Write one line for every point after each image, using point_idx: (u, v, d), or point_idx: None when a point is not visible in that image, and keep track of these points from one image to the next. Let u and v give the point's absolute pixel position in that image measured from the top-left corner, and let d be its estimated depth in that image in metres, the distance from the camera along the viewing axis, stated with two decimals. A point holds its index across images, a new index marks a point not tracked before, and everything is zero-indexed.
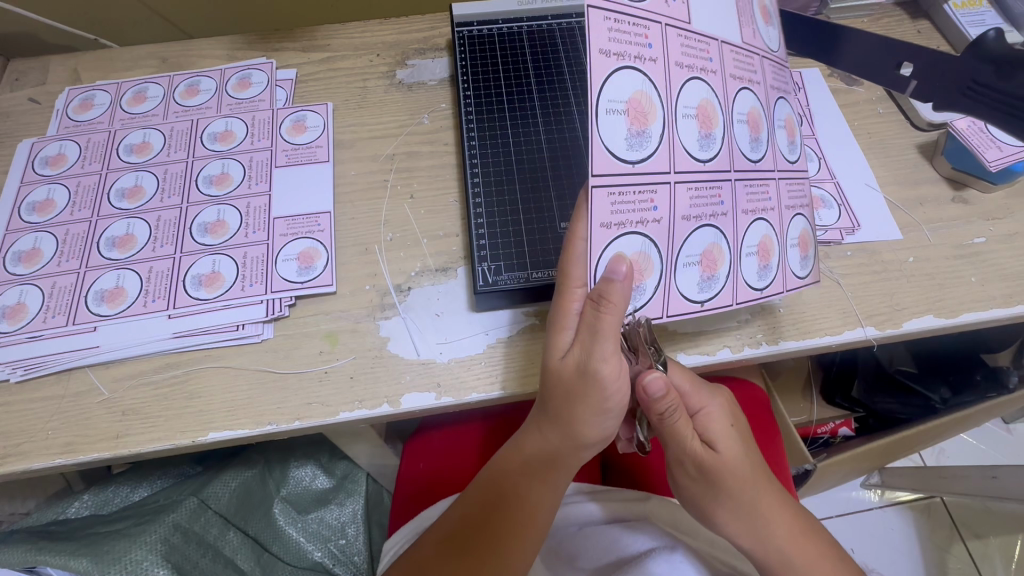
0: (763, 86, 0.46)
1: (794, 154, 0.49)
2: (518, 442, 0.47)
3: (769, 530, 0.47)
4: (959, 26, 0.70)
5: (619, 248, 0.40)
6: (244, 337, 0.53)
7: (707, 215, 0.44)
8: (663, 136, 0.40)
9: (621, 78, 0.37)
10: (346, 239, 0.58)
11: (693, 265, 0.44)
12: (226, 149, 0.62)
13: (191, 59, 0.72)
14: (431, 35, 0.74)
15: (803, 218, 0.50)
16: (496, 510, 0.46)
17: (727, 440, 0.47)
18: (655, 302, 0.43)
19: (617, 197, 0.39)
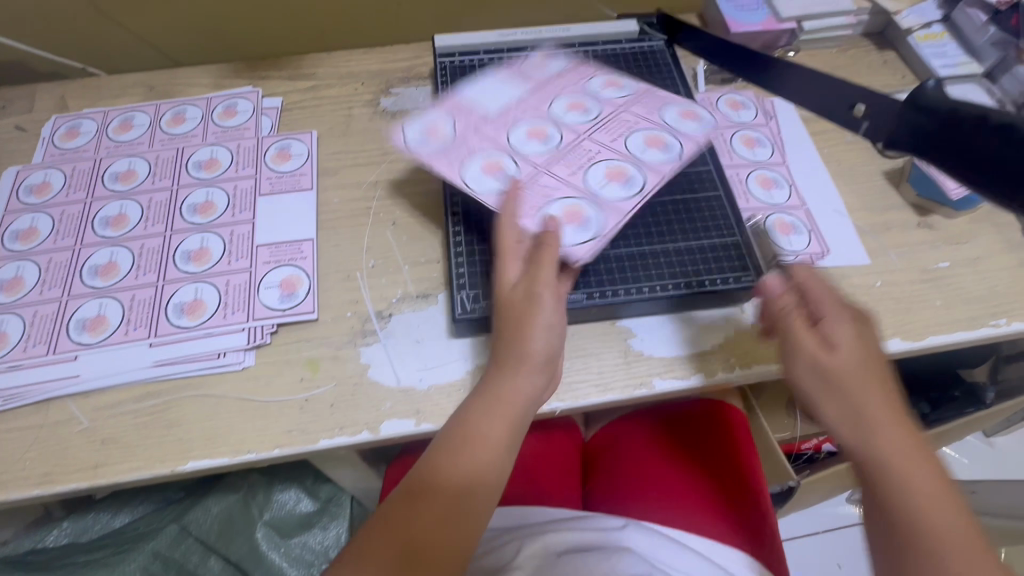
0: (607, 107, 0.61)
1: (665, 114, 0.60)
2: (462, 428, 0.44)
3: (899, 493, 0.39)
4: (923, 57, 0.73)
5: (409, 133, 0.57)
6: (226, 365, 0.53)
7: (468, 152, 0.56)
8: (517, 164, 0.56)
9: (430, 117, 0.59)
10: (328, 266, 0.59)
11: (565, 220, 0.52)
12: (211, 177, 0.63)
13: (177, 87, 0.73)
14: (415, 64, 0.76)
15: (643, 130, 0.58)
16: (455, 499, 0.42)
17: (880, 400, 0.41)
18: (434, 154, 0.56)
19: (455, 146, 0.57)
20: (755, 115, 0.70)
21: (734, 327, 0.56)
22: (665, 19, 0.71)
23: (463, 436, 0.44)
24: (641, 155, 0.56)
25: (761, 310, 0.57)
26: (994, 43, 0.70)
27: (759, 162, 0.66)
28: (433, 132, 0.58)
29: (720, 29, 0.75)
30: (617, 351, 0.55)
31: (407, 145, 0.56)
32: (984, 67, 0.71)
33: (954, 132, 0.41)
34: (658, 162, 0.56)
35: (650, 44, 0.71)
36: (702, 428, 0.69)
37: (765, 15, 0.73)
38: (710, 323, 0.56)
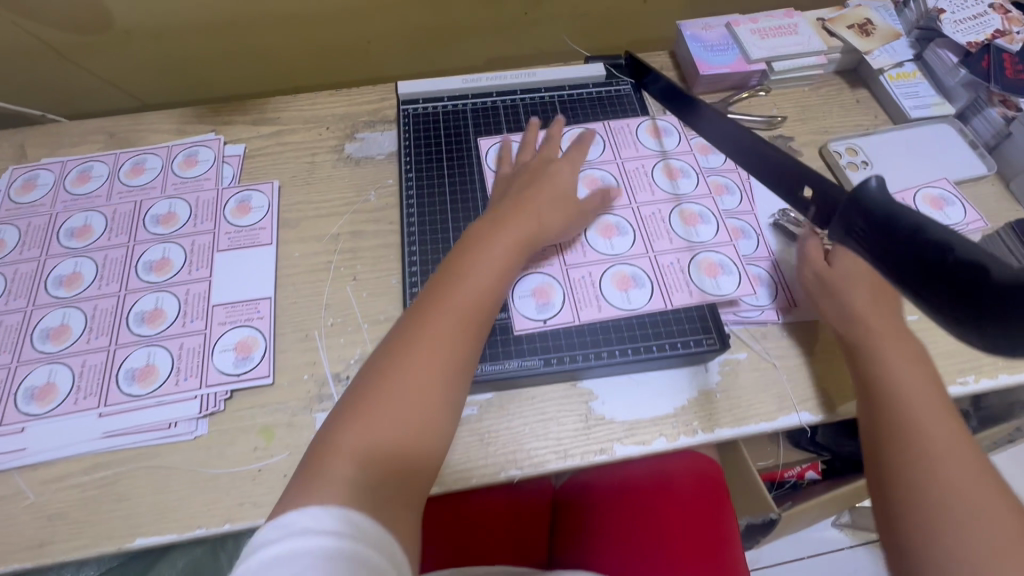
0: (616, 166, 0.65)
1: (678, 182, 0.64)
2: (443, 284, 0.50)
3: (906, 405, 0.46)
4: (895, 98, 0.72)
5: (522, 309, 0.56)
6: (178, 435, 0.52)
7: (591, 284, 0.58)
8: (563, 296, 0.57)
9: (526, 279, 0.58)
10: (286, 325, 0.58)
11: (528, 296, 0.57)
12: (169, 232, 0.62)
13: (139, 133, 0.72)
14: (381, 106, 0.74)
15: (688, 203, 0.63)
16: (457, 336, 0.47)
17: (880, 324, 0.51)
18: (564, 311, 0.56)
19: (574, 295, 0.57)
20: (725, 161, 0.68)
21: (697, 388, 0.55)
22: (631, 61, 0.71)
23: (450, 287, 0.49)
24: (706, 235, 0.61)
25: (725, 369, 0.56)
26: (965, 84, 0.69)
27: (681, 195, 0.64)
28: (540, 295, 0.57)
29: (689, 70, 0.75)
30: (578, 415, 0.54)
31: (528, 318, 0.56)
32: (956, 107, 0.71)
33: (890, 240, 0.30)
34: (728, 288, 0.57)
35: (618, 87, 0.72)
36: (683, 497, 0.65)
37: (734, 57, 0.73)
38: (672, 383, 0.55)
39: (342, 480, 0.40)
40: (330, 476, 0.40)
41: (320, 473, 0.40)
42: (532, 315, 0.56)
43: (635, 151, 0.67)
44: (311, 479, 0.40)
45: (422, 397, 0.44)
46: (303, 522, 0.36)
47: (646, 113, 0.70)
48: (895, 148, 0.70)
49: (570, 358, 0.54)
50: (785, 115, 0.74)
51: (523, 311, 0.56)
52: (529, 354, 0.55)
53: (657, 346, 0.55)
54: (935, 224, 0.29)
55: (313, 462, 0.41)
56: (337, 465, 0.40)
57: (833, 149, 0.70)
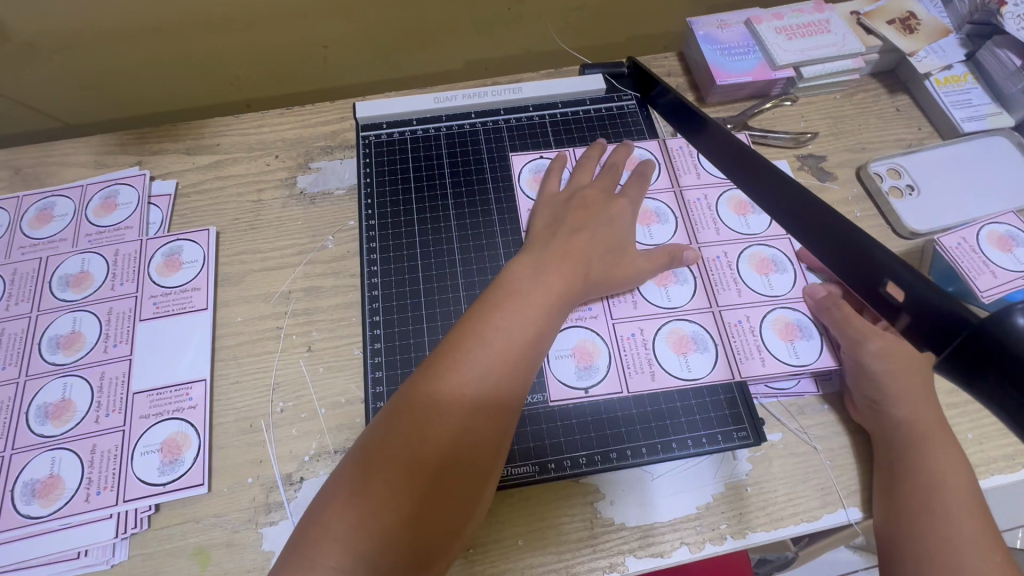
0: (671, 195, 0.56)
1: (758, 223, 0.55)
2: (477, 317, 0.42)
3: (944, 529, 0.38)
4: (942, 106, 0.62)
5: (559, 374, 0.48)
6: (88, 565, 0.42)
7: (642, 345, 0.49)
8: (609, 361, 0.49)
9: (565, 334, 0.49)
10: (226, 413, 0.48)
11: (566, 357, 0.49)
12: (81, 298, 0.51)
13: (49, 168, 0.60)
14: (341, 128, 0.63)
15: (763, 247, 0.54)
16: (486, 391, 0.39)
17: (919, 408, 0.43)
18: (610, 378, 0.48)
19: (623, 363, 0.49)
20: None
21: (724, 481, 0.46)
22: (634, 69, 0.60)
23: (486, 321, 0.41)
24: (782, 289, 0.52)
25: (755, 456, 0.47)
26: None
27: (754, 235, 0.54)
28: (582, 357, 0.49)
29: (702, 77, 0.64)
30: (583, 521, 0.44)
31: (569, 387, 0.48)
32: (1015, 118, 0.60)
33: None
34: (808, 358, 0.49)
35: (620, 103, 0.61)
36: None
37: (756, 62, 0.62)
38: (693, 477, 0.46)
39: (343, 560, 0.34)
40: (331, 553, 0.34)
41: (320, 547, 0.34)
42: (570, 380, 0.48)
43: (702, 180, 0.57)
44: (308, 557, 0.34)
45: (445, 463, 0.37)
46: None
47: (653, 135, 0.59)
48: (947, 168, 0.59)
49: (583, 461, 0.46)
50: (815, 130, 0.63)
51: (560, 375, 0.48)
52: (521, 458, 0.46)
53: (678, 444, 0.47)
54: None
55: (313, 531, 0.35)
56: (341, 539, 0.34)
57: (873, 171, 0.60)
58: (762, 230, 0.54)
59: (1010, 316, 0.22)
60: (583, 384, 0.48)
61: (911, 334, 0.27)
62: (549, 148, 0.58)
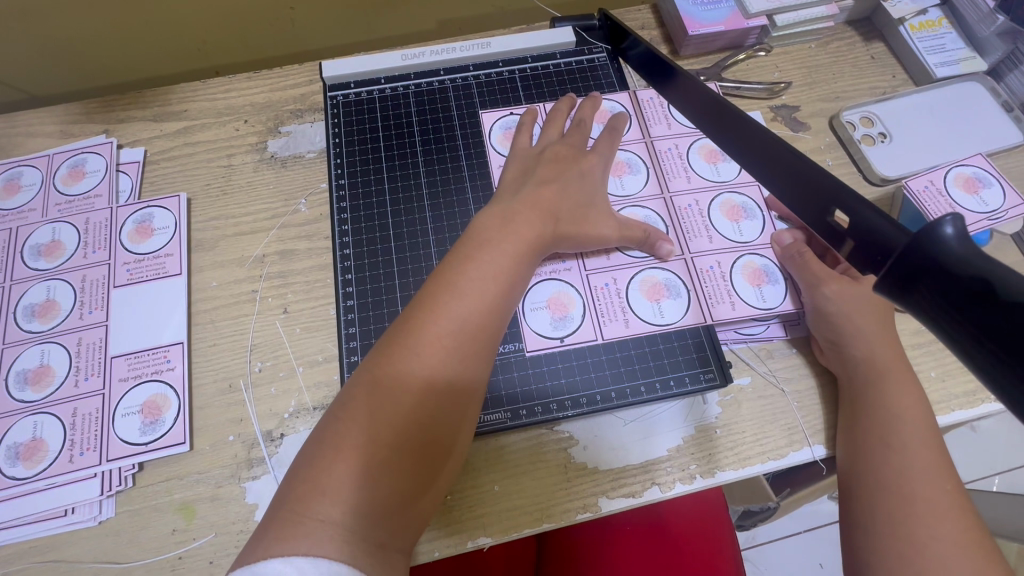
0: (642, 146, 0.56)
1: (728, 172, 0.55)
2: (451, 271, 0.42)
3: (896, 459, 0.40)
4: (916, 51, 0.61)
5: (534, 326, 0.49)
6: (77, 522, 0.43)
7: (617, 295, 0.50)
8: (584, 312, 0.49)
9: (540, 287, 0.50)
10: (204, 375, 0.49)
11: (541, 309, 0.49)
12: (53, 267, 0.51)
13: (14, 140, 0.59)
14: (310, 90, 0.62)
15: (733, 193, 0.54)
16: (466, 343, 0.40)
17: (880, 349, 0.44)
18: (585, 328, 0.49)
19: (596, 314, 0.49)
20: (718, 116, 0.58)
21: (693, 423, 0.47)
22: (605, 20, 0.59)
23: (460, 275, 0.42)
24: (751, 236, 0.52)
25: (725, 400, 0.48)
26: (1001, 33, 0.58)
27: (725, 183, 0.54)
28: (557, 308, 0.49)
29: (675, 29, 0.63)
30: (558, 467, 0.46)
31: (545, 337, 0.49)
32: (988, 62, 0.60)
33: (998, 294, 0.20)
34: (777, 300, 0.50)
35: (591, 57, 0.60)
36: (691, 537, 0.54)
37: (729, 12, 0.61)
38: (663, 420, 0.47)
39: (336, 514, 0.33)
40: (323, 508, 0.33)
41: (309, 503, 0.33)
42: (546, 331, 0.49)
43: (673, 130, 0.57)
44: (297, 512, 0.33)
45: (428, 414, 0.38)
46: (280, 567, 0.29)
47: (624, 88, 0.59)
48: (918, 115, 0.59)
49: (557, 406, 0.47)
50: (789, 80, 0.62)
51: (536, 326, 0.49)
52: (496, 405, 0.47)
53: (646, 388, 0.48)
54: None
55: (299, 487, 0.34)
56: (332, 492, 0.33)
57: (846, 120, 0.59)
58: (732, 178, 0.55)
59: (938, 229, 0.23)
60: (559, 333, 0.49)
61: (857, 258, 0.28)
62: (518, 104, 0.57)
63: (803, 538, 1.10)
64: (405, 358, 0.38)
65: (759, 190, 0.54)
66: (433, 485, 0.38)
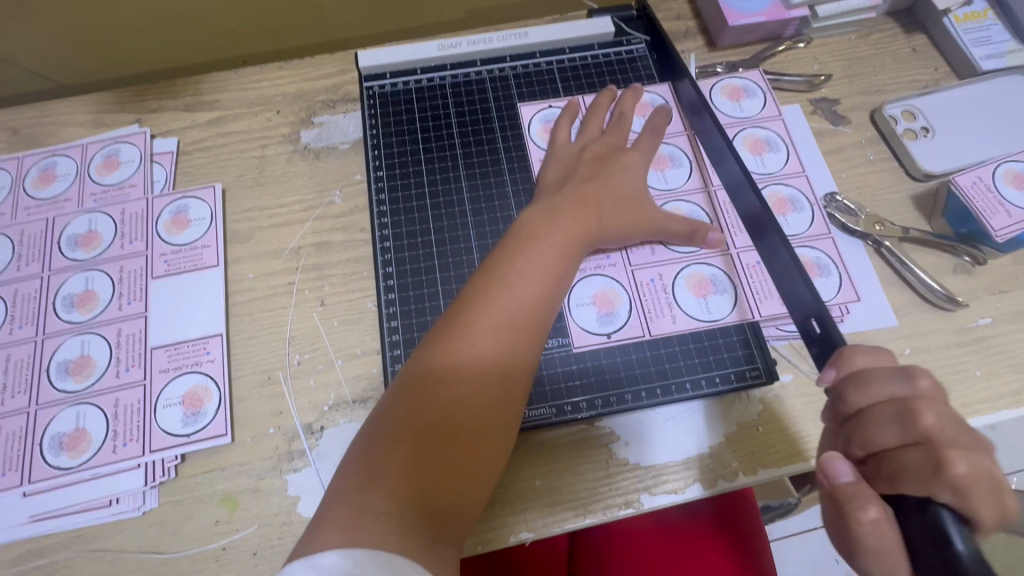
0: (682, 139, 0.55)
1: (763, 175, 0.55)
2: (501, 264, 0.42)
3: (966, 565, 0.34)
4: (960, 44, 0.60)
5: (580, 322, 0.48)
6: (121, 512, 0.44)
7: (662, 291, 0.49)
8: (631, 308, 0.49)
9: (585, 283, 0.49)
10: (244, 367, 0.48)
11: (587, 305, 0.49)
12: (91, 258, 0.51)
13: (48, 129, 0.59)
14: (342, 81, 0.61)
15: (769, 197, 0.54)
16: (514, 335, 0.40)
17: None
18: (632, 324, 0.48)
19: (642, 310, 0.49)
20: (762, 107, 0.58)
21: (735, 421, 0.47)
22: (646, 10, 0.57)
23: (509, 268, 0.42)
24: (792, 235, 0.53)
25: (767, 397, 0.47)
26: None
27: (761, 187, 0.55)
28: (603, 304, 0.49)
29: (713, 20, 0.61)
30: (601, 463, 0.45)
31: (591, 333, 0.48)
32: None
33: None
34: None
35: (629, 48, 0.59)
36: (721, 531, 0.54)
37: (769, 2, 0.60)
38: (707, 418, 0.47)
39: (387, 505, 0.33)
40: (376, 500, 0.33)
41: (363, 495, 0.33)
42: (593, 327, 0.48)
43: None
44: (351, 504, 0.33)
45: (479, 406, 0.38)
46: (344, 564, 0.28)
47: (664, 80, 0.58)
48: (963, 108, 0.58)
49: (599, 402, 0.47)
50: (829, 72, 0.61)
51: (582, 323, 0.48)
52: (540, 400, 0.47)
53: (691, 384, 0.47)
54: None
55: (353, 480, 0.34)
56: (385, 483, 0.34)
57: (888, 114, 0.58)
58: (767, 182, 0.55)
59: None
60: (605, 329, 0.48)
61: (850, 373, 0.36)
62: (557, 96, 0.57)
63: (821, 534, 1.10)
64: (454, 351, 0.38)
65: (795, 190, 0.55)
66: (484, 481, 0.37)
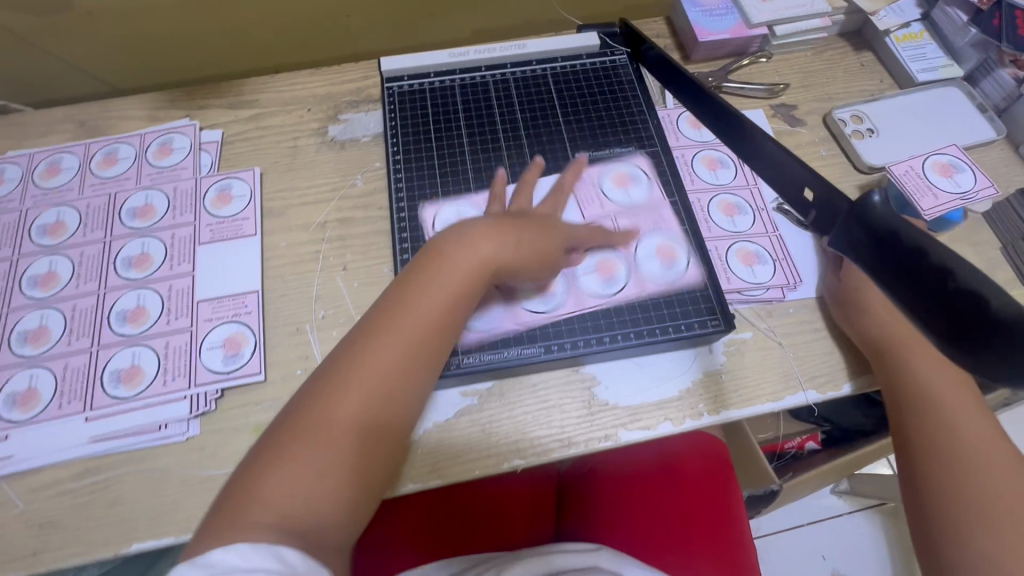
0: (655, 133, 0.64)
1: (727, 173, 0.63)
2: (422, 265, 0.45)
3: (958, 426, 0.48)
4: (900, 59, 0.69)
5: (545, 303, 0.55)
6: (169, 436, 0.50)
7: (618, 255, 0.57)
8: (591, 284, 0.56)
9: (551, 271, 0.56)
10: (276, 319, 0.56)
11: (553, 287, 0.55)
12: (146, 226, 0.59)
13: (110, 121, 0.68)
14: (365, 85, 0.70)
15: (730, 193, 0.62)
16: (422, 333, 0.42)
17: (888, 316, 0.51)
18: (596, 294, 0.55)
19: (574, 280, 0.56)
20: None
21: (702, 369, 0.54)
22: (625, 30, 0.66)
23: (425, 268, 0.44)
24: (750, 222, 0.60)
25: (729, 350, 0.55)
26: (974, 44, 0.67)
27: (722, 185, 0.62)
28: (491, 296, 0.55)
29: (687, 37, 0.71)
30: (581, 402, 0.52)
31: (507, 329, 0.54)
32: (965, 70, 0.69)
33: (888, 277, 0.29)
34: (763, 278, 0.57)
35: (613, 58, 0.68)
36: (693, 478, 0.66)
37: (734, 22, 0.70)
38: (677, 363, 0.54)
39: (280, 496, 0.35)
40: (266, 492, 0.35)
41: (257, 486, 0.35)
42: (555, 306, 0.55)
43: (680, 127, 0.66)
44: (247, 493, 0.35)
45: (374, 439, 0.39)
46: (233, 557, 0.31)
47: (642, 84, 0.66)
48: (902, 113, 0.67)
49: (582, 343, 0.53)
50: (787, 82, 0.70)
51: (546, 303, 0.55)
52: (529, 342, 0.54)
53: (661, 330, 0.54)
54: (938, 245, 0.27)
55: (252, 468, 0.36)
56: (280, 475, 0.36)
57: (838, 117, 0.67)
58: (730, 178, 0.63)
59: (868, 199, 0.31)
60: (564, 311, 0.55)
61: (818, 222, 0.36)
62: (550, 96, 0.66)
63: (806, 530, 1.15)
64: (364, 343, 0.41)
65: (751, 185, 0.62)
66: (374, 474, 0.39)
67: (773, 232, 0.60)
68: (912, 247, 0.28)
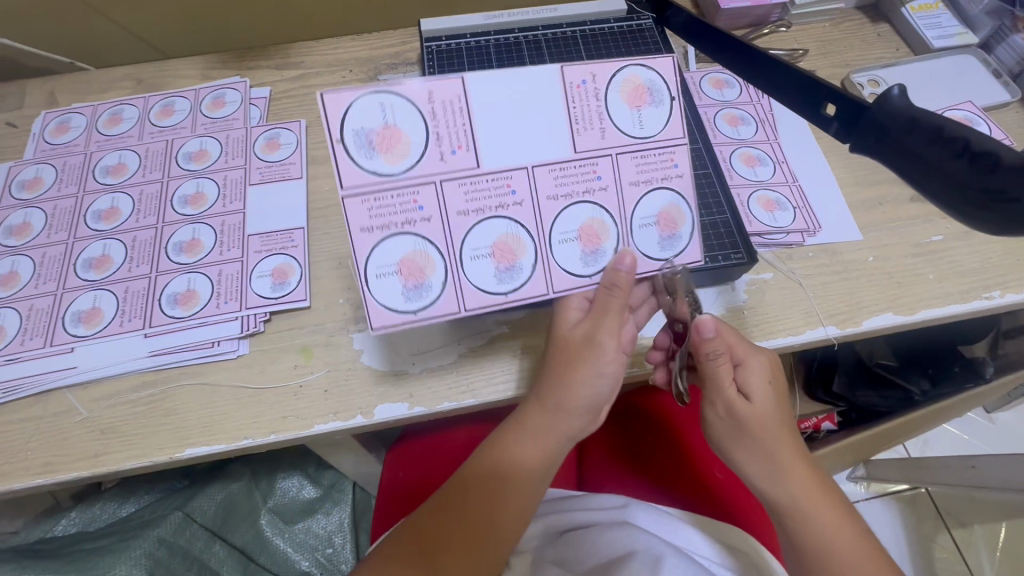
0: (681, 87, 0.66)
1: (748, 129, 0.66)
2: (530, 421, 0.48)
3: (806, 529, 0.46)
4: (916, 27, 0.72)
5: (562, 260, 0.47)
6: (221, 353, 0.54)
7: (593, 97, 0.45)
8: (609, 220, 0.47)
9: (570, 216, 0.46)
10: (319, 253, 0.60)
11: (570, 240, 0.47)
12: (201, 168, 0.64)
13: (165, 79, 0.73)
14: (403, 49, 0.75)
15: (751, 147, 0.65)
16: (519, 478, 0.48)
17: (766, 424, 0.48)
18: (615, 209, 0.47)
19: (561, 169, 0.45)
20: (739, 94, 0.69)
21: (725, 305, 0.57)
22: None
23: (524, 431, 0.48)
24: (770, 173, 0.63)
25: (751, 288, 0.57)
26: (988, 12, 0.69)
27: (743, 140, 0.65)
28: (411, 274, 0.45)
29: (709, 6, 0.75)
30: None
31: (486, 290, 0.46)
32: (979, 37, 0.71)
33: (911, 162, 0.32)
34: (784, 223, 0.60)
35: (640, 22, 0.72)
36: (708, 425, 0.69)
37: None
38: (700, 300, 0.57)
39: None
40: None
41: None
42: (570, 263, 0.47)
43: (702, 87, 0.69)
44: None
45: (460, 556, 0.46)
46: None
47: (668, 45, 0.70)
48: (917, 77, 0.69)
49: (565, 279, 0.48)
50: (806, 49, 0.73)
51: (561, 259, 0.47)
52: None
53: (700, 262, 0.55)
54: (955, 123, 0.30)
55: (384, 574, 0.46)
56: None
57: (856, 81, 0.70)
58: (751, 134, 0.66)
59: (888, 94, 0.33)
60: (565, 237, 0.47)
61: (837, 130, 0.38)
62: (580, 56, 0.69)
63: None
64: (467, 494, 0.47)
65: (770, 141, 0.65)
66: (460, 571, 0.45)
67: (793, 183, 0.63)
68: (930, 127, 0.30)
